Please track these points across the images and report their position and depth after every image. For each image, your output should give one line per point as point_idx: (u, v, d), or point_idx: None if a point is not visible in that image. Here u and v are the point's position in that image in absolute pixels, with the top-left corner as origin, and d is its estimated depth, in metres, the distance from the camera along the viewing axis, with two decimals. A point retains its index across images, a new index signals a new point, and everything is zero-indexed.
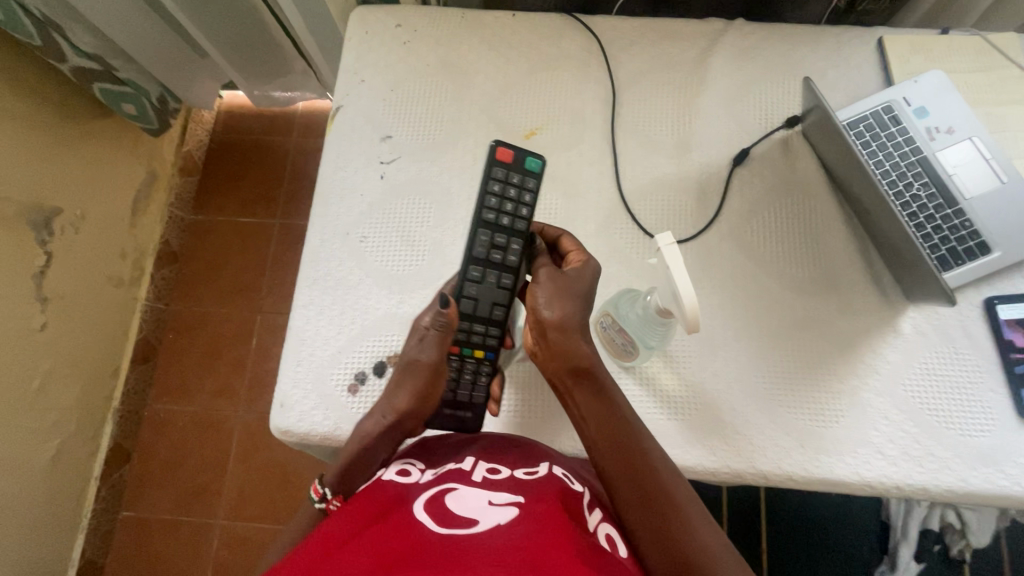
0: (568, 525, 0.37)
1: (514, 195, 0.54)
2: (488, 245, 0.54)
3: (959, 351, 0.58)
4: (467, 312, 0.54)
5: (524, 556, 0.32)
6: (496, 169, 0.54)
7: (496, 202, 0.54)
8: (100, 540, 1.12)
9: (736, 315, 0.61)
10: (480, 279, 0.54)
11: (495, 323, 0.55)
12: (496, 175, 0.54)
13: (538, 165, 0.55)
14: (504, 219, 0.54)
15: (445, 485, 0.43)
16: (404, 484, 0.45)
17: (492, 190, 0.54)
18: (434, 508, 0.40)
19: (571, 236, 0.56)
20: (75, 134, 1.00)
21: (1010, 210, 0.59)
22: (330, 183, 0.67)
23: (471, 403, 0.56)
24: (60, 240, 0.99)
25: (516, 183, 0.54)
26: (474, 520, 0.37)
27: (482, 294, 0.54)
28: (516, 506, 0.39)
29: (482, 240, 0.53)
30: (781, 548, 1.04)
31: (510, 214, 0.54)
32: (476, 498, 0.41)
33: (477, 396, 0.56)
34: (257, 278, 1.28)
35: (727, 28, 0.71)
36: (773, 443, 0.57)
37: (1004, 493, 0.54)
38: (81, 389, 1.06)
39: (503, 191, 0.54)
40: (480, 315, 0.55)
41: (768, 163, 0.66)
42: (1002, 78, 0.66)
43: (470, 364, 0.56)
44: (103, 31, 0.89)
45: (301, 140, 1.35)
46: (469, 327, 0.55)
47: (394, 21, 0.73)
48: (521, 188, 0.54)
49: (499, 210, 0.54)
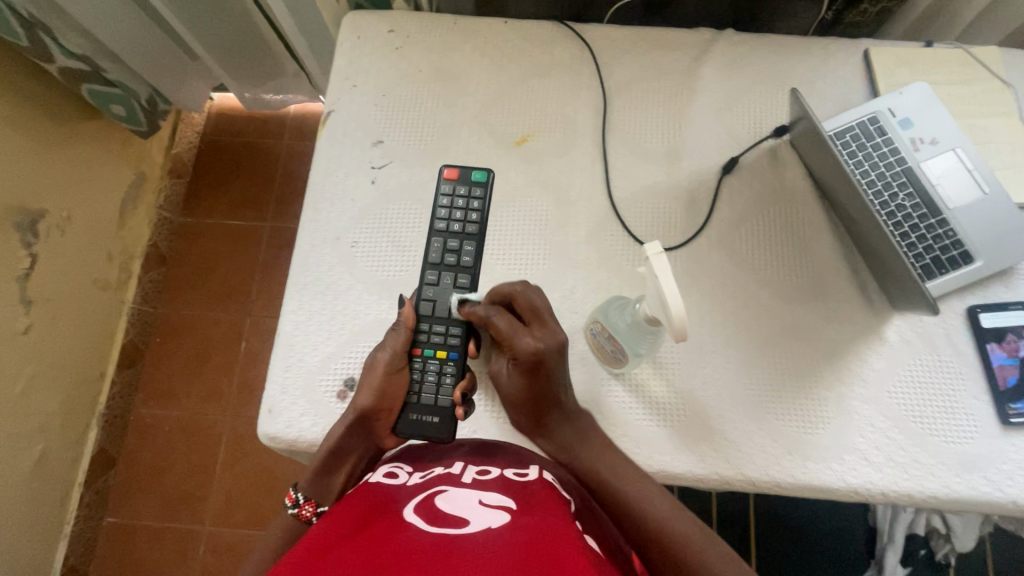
0: (559, 529, 0.37)
1: (462, 204, 0.59)
2: (442, 250, 0.58)
3: (943, 360, 0.59)
4: (427, 315, 0.57)
5: (517, 559, 0.32)
6: (445, 185, 0.60)
7: (446, 212, 0.59)
8: (83, 547, 1.10)
9: (724, 322, 0.62)
10: (436, 282, 0.57)
11: (455, 322, 0.56)
12: (445, 189, 0.60)
13: (484, 175, 0.60)
14: (454, 225, 0.58)
15: (435, 486, 0.43)
16: (393, 486, 0.45)
17: (442, 203, 0.59)
18: (424, 508, 0.40)
19: (497, 320, 0.53)
20: (63, 135, 0.99)
21: (992, 220, 0.61)
22: (320, 188, 0.67)
23: (436, 407, 0.55)
24: (46, 242, 0.97)
25: (464, 194, 0.59)
26: (464, 519, 0.38)
27: (438, 295, 0.56)
28: (506, 509, 0.39)
29: (436, 246, 0.58)
30: (770, 553, 1.05)
31: (460, 220, 0.58)
32: (466, 498, 0.41)
33: (443, 398, 0.55)
34: (247, 281, 1.27)
35: (717, 38, 0.72)
36: (760, 450, 0.57)
37: (986, 498, 0.55)
38: (65, 394, 1.04)
39: (452, 202, 0.59)
40: (439, 316, 0.57)
41: (757, 171, 0.67)
42: (984, 90, 0.67)
43: (433, 364, 0.56)
44: (92, 31, 0.88)
45: (293, 143, 1.34)
46: (429, 328, 0.56)
47: (387, 26, 0.73)
48: (469, 198, 0.59)
49: (449, 219, 0.59)
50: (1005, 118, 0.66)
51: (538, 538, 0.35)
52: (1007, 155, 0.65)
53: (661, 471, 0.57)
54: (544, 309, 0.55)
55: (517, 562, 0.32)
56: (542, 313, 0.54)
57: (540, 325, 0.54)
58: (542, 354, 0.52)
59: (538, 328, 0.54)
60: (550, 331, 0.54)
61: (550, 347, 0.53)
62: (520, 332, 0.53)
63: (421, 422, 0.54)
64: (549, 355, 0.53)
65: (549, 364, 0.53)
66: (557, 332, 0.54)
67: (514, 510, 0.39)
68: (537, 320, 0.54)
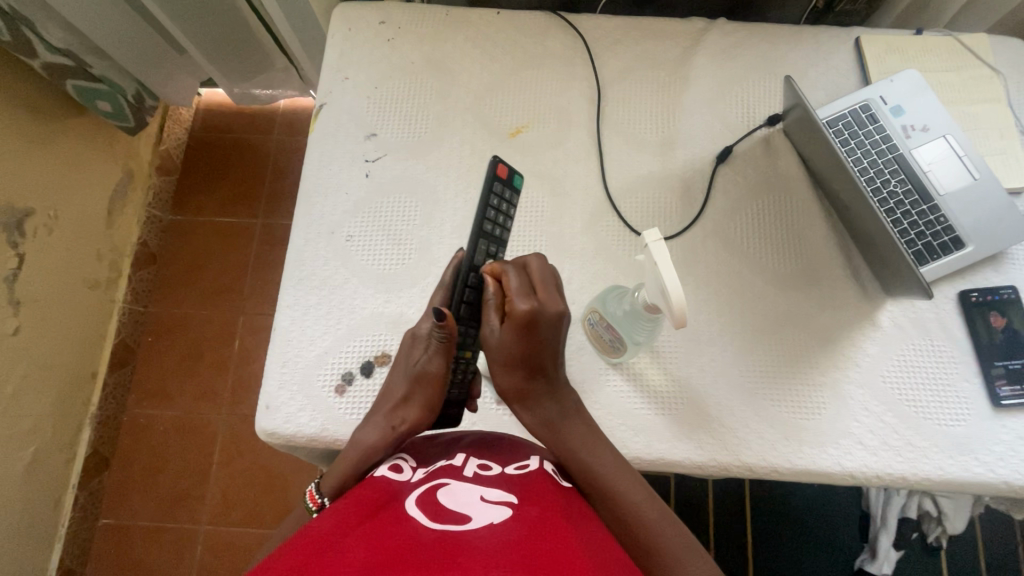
0: (562, 525, 0.37)
1: (505, 210, 0.56)
2: (484, 254, 0.54)
3: (935, 343, 0.60)
4: (463, 316, 0.54)
5: (520, 557, 0.32)
6: (495, 183, 0.55)
7: (494, 214, 0.54)
8: (78, 549, 1.09)
9: (721, 311, 0.62)
10: (477, 287, 0.54)
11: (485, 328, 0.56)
12: (495, 189, 0.55)
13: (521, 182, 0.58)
14: (498, 232, 0.55)
15: (437, 480, 0.43)
16: (395, 480, 0.44)
17: (491, 204, 0.54)
18: (426, 503, 0.39)
19: (514, 271, 0.49)
20: (48, 133, 0.97)
21: (982, 205, 0.61)
22: (314, 182, 0.66)
23: (456, 400, 0.57)
24: (33, 242, 0.96)
25: (508, 199, 0.56)
26: (467, 517, 0.37)
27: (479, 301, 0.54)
28: (508, 505, 0.39)
29: (480, 250, 0.53)
30: (766, 542, 1.06)
31: (502, 225, 0.55)
32: (468, 493, 0.41)
33: (462, 393, 0.57)
34: (239, 278, 1.26)
35: (709, 27, 0.72)
36: (757, 435, 0.58)
37: (979, 479, 0.56)
38: (56, 396, 1.03)
39: (498, 205, 0.55)
40: (473, 318, 0.55)
41: (750, 160, 0.67)
42: (973, 77, 0.68)
43: (461, 364, 0.56)
44: (75, 25, 0.86)
45: (283, 138, 1.33)
46: (466, 330, 0.55)
47: (377, 18, 0.73)
48: (511, 205, 0.56)
49: (494, 221, 0.55)
50: (993, 104, 0.67)
51: (540, 534, 0.35)
52: (996, 140, 0.65)
53: (660, 458, 0.57)
54: (530, 289, 0.49)
55: (520, 560, 0.32)
56: (553, 285, 0.50)
57: (547, 295, 0.49)
58: (538, 315, 0.48)
59: (544, 294, 0.48)
60: (554, 301, 0.49)
61: (549, 313, 0.48)
62: (525, 292, 0.48)
63: (442, 416, 0.57)
64: (546, 320, 0.48)
65: (549, 330, 0.49)
66: (560, 303, 0.49)
67: (517, 505, 0.39)
68: (545, 287, 0.49)
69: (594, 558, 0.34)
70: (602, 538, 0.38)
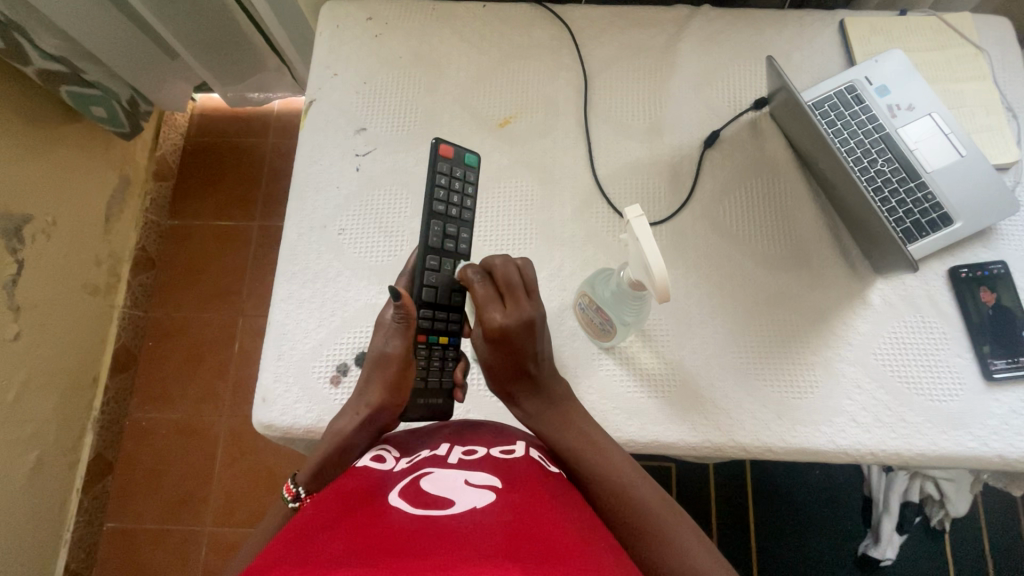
0: (545, 506, 0.37)
1: (458, 188, 0.57)
2: (441, 235, 0.56)
3: (926, 320, 0.60)
4: (429, 300, 0.55)
5: (502, 539, 0.33)
6: (442, 163, 0.56)
7: (444, 194, 0.56)
8: (84, 553, 1.10)
9: (712, 294, 0.62)
10: (437, 268, 0.55)
11: (456, 309, 0.57)
12: (442, 169, 0.56)
13: (477, 160, 0.59)
14: (454, 210, 0.56)
15: (421, 470, 0.44)
16: (378, 471, 0.45)
17: (439, 184, 0.56)
18: (409, 492, 0.40)
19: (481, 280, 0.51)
20: (44, 140, 0.98)
21: (970, 181, 0.61)
22: (306, 177, 0.67)
23: (440, 389, 0.56)
24: (32, 248, 0.97)
25: (460, 177, 0.58)
26: (449, 501, 0.38)
27: (442, 281, 0.55)
28: (492, 488, 0.40)
29: (435, 230, 0.55)
30: (769, 528, 1.06)
31: (458, 205, 0.57)
32: (452, 479, 0.41)
33: (445, 381, 0.56)
34: (237, 280, 1.27)
35: (694, 14, 0.73)
36: (751, 415, 0.58)
37: (973, 453, 0.56)
38: (58, 400, 1.04)
39: (448, 183, 0.57)
40: (441, 302, 0.56)
41: (737, 144, 0.67)
42: (957, 55, 0.68)
43: (437, 351, 0.56)
44: (67, 32, 0.87)
45: (277, 141, 1.34)
46: (433, 314, 0.55)
47: (365, 14, 0.73)
48: (465, 182, 0.58)
49: (447, 202, 0.56)
50: (978, 82, 0.67)
51: (522, 516, 0.36)
52: (982, 118, 0.65)
53: (654, 441, 0.57)
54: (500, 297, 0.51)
55: (502, 541, 0.32)
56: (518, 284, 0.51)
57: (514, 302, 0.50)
58: (508, 326, 0.49)
59: (510, 301, 0.50)
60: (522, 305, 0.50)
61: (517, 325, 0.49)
62: (492, 299, 0.51)
63: (427, 405, 0.55)
64: (517, 331, 0.50)
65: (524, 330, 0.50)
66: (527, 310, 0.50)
67: (500, 487, 0.40)
68: (512, 293, 0.50)
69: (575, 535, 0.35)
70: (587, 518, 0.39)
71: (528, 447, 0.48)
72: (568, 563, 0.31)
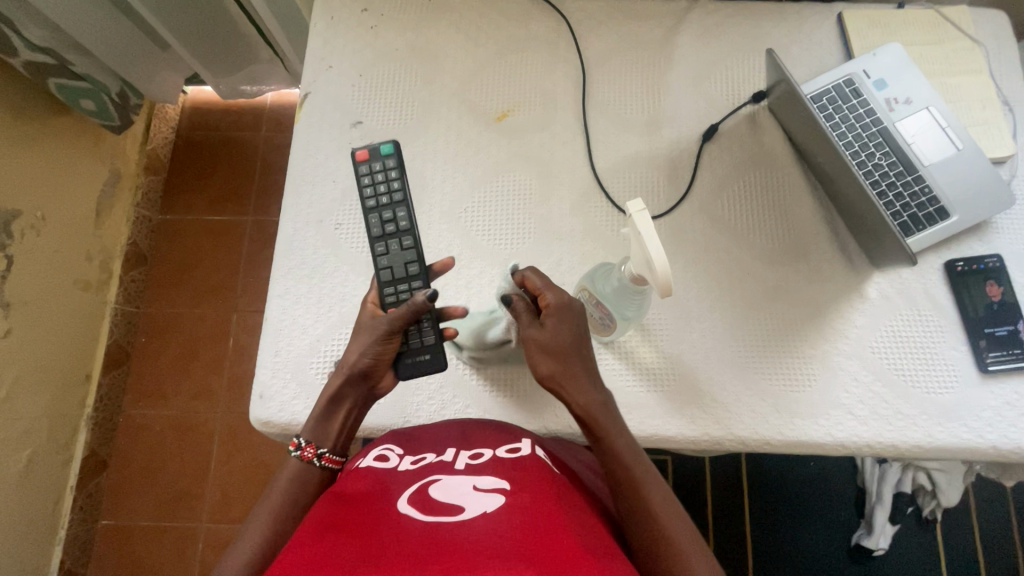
0: (554, 508, 0.37)
1: (381, 178, 0.56)
2: (379, 222, 0.56)
3: (922, 314, 0.61)
4: (388, 279, 0.55)
5: (513, 543, 0.33)
6: (359, 167, 0.57)
7: (368, 187, 0.56)
8: (79, 550, 1.09)
9: (710, 288, 0.62)
10: (386, 250, 0.56)
11: (415, 279, 0.55)
12: (361, 169, 0.57)
13: (391, 146, 0.57)
14: (382, 198, 0.56)
15: (429, 475, 0.44)
16: (384, 474, 0.45)
17: (363, 183, 0.57)
18: (419, 500, 0.40)
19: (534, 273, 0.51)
20: (33, 133, 0.97)
21: (967, 175, 0.62)
22: (301, 171, 0.66)
23: (425, 346, 0.54)
24: (21, 244, 0.95)
25: (379, 168, 0.57)
26: (459, 509, 0.38)
27: (393, 261, 0.55)
28: (500, 490, 0.40)
29: (373, 220, 0.56)
30: (764, 521, 1.07)
31: (386, 190, 0.56)
32: (461, 485, 0.41)
33: (429, 339, 0.54)
34: (231, 275, 1.26)
35: (692, 7, 0.72)
36: (749, 409, 0.58)
37: (968, 445, 0.56)
38: (51, 397, 1.03)
39: (372, 178, 0.57)
40: (400, 277, 0.55)
41: (736, 138, 0.67)
42: (954, 49, 0.68)
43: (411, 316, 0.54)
44: (57, 24, 0.85)
45: (270, 134, 1.32)
46: (394, 290, 0.55)
47: (360, 6, 0.72)
48: (385, 172, 0.57)
49: (375, 193, 0.56)
50: (975, 75, 0.67)
51: (530, 517, 0.36)
52: (978, 112, 0.66)
53: (653, 435, 0.58)
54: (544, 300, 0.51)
55: (513, 545, 0.33)
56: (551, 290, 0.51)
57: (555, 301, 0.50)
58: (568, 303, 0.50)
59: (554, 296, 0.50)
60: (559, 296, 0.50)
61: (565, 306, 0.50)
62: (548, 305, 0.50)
63: (416, 363, 0.54)
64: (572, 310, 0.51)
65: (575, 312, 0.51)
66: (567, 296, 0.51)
67: (507, 488, 0.40)
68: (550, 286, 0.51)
69: (581, 539, 0.35)
70: (594, 522, 0.39)
71: (533, 444, 0.48)
72: (576, 569, 0.31)
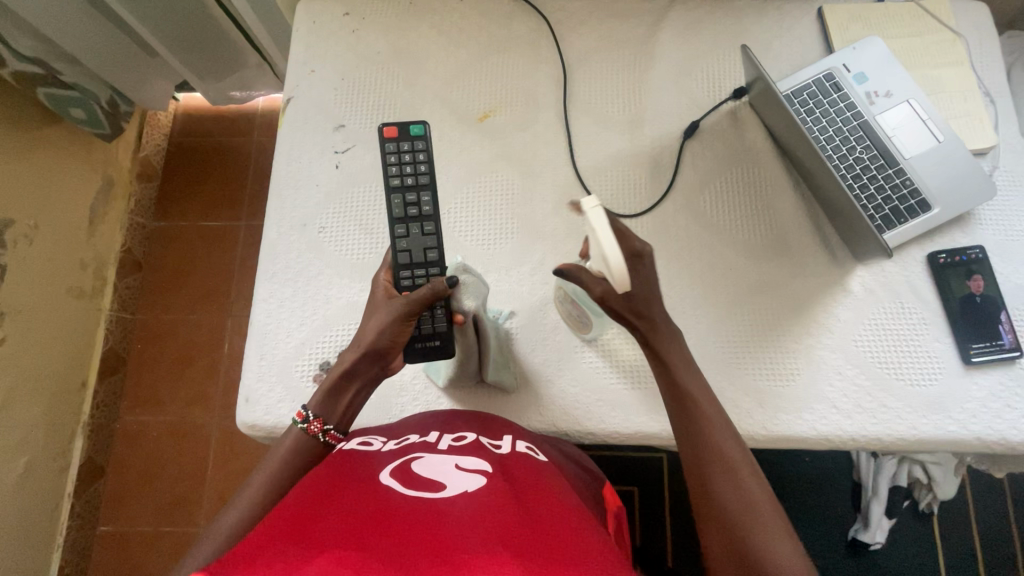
0: (534, 493, 0.38)
1: (409, 159, 0.54)
2: (402, 204, 0.53)
3: (906, 306, 0.61)
4: (405, 265, 0.52)
5: (494, 522, 0.33)
6: (387, 144, 0.54)
7: (395, 167, 0.53)
8: (77, 557, 1.09)
9: (693, 284, 0.63)
10: (406, 234, 0.52)
11: (434, 266, 0.52)
12: (389, 147, 0.54)
13: (422, 128, 0.55)
14: (408, 179, 0.53)
15: (411, 453, 0.44)
16: (368, 452, 0.45)
17: (390, 163, 0.54)
18: (401, 472, 0.40)
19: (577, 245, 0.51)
20: (24, 143, 0.97)
21: (947, 167, 0.62)
22: (285, 175, 0.67)
23: (436, 332, 0.52)
24: (14, 252, 0.96)
25: (408, 149, 0.54)
26: (441, 485, 0.38)
27: (412, 246, 0.52)
28: (482, 471, 0.40)
29: (396, 201, 0.53)
30: None
31: (413, 173, 0.54)
32: (442, 463, 0.41)
33: (440, 325, 0.51)
34: (225, 280, 1.26)
35: (673, 4, 0.72)
36: (733, 405, 0.58)
37: (952, 437, 0.56)
38: (47, 405, 1.03)
39: (400, 158, 0.54)
40: (418, 263, 0.52)
41: (718, 134, 0.67)
42: (935, 41, 0.68)
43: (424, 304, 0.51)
44: (43, 33, 0.86)
45: (261, 139, 1.33)
46: (411, 275, 0.52)
47: (342, 10, 0.73)
48: (415, 153, 0.54)
49: (400, 174, 0.54)
50: (956, 67, 0.67)
51: (512, 501, 0.36)
52: (959, 103, 0.66)
53: (638, 432, 0.58)
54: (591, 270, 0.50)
55: (494, 524, 0.33)
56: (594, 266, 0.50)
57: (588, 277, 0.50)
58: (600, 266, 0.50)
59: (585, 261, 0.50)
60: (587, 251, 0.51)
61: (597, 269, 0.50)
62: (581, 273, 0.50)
63: (425, 350, 0.51)
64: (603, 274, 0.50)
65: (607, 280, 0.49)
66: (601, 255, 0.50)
67: (490, 471, 0.40)
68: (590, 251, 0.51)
69: (562, 520, 0.35)
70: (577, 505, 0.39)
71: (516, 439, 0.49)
72: (556, 551, 0.31)
